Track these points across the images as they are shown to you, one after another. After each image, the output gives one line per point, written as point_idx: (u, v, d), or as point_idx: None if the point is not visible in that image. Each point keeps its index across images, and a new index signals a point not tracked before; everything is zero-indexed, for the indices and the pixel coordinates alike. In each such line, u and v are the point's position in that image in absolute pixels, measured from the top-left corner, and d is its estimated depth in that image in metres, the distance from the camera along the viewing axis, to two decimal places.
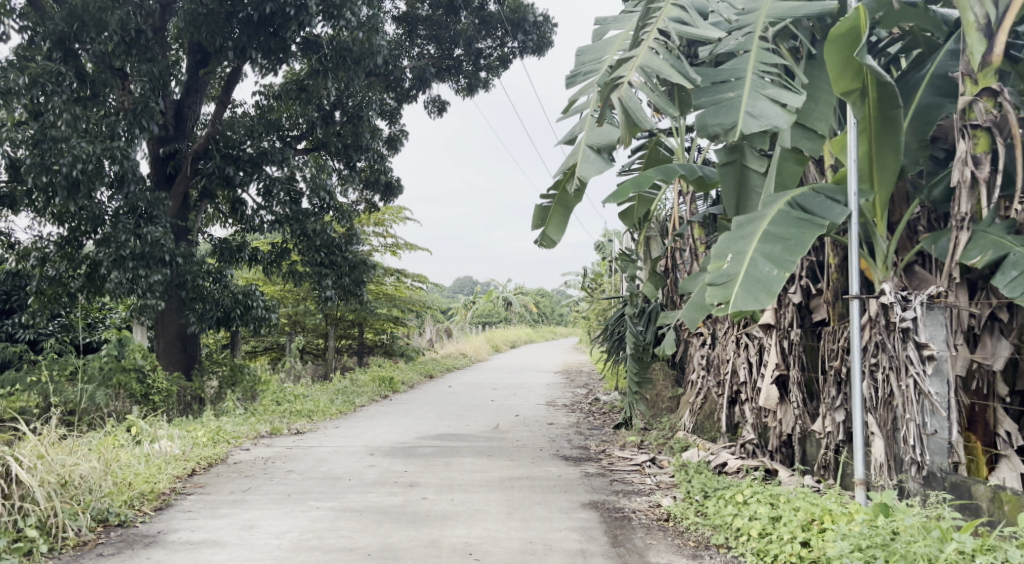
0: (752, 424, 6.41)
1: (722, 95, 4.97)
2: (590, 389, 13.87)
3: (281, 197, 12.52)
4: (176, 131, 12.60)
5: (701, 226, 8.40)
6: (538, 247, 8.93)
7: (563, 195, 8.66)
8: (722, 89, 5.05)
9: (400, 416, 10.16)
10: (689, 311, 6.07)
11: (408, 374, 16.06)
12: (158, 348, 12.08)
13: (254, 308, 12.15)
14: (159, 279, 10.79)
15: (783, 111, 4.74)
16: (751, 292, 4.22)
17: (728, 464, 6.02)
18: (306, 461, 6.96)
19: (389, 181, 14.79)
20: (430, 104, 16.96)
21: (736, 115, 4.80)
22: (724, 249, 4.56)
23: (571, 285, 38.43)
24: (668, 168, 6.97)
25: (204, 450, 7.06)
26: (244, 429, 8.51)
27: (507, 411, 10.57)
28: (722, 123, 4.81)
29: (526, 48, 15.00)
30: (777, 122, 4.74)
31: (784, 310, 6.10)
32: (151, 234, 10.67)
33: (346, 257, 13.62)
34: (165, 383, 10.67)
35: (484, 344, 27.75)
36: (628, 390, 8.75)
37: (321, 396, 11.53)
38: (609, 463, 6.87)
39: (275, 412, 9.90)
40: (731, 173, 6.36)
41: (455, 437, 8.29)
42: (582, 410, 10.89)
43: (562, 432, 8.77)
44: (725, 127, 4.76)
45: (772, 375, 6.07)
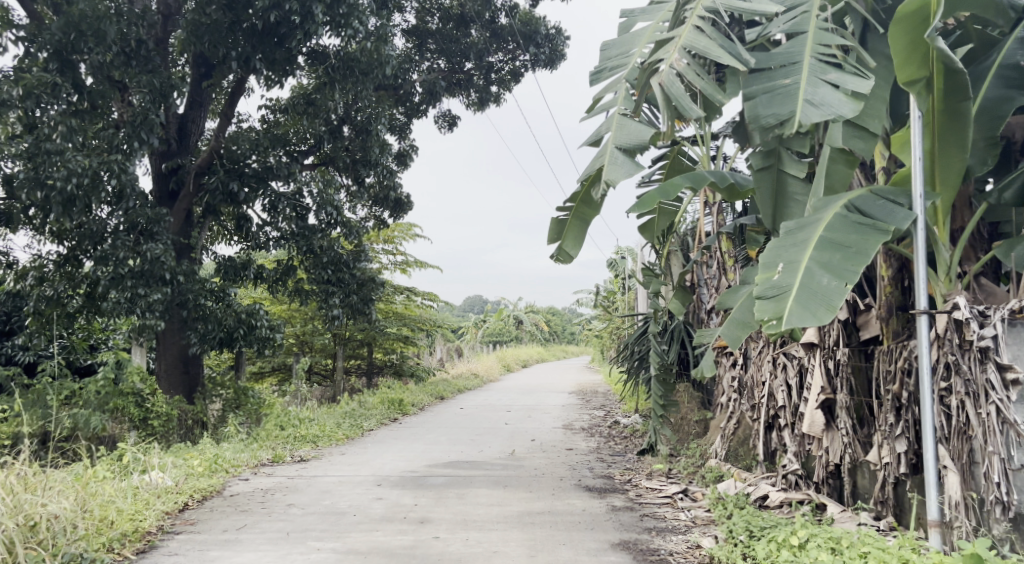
0: (795, 453, 5.86)
1: (776, 82, 4.63)
2: (607, 410, 13.31)
3: (287, 213, 12.08)
4: (179, 146, 12.21)
5: (729, 239, 7.91)
6: (554, 261, 8.51)
7: (581, 206, 8.27)
8: (776, 76, 4.71)
9: (410, 441, 9.64)
10: (728, 328, 5.55)
11: (418, 395, 15.55)
12: (160, 370, 11.62)
13: (257, 328, 11.62)
14: (159, 298, 10.29)
15: (845, 100, 4.38)
16: (809, 306, 3.70)
17: (771, 497, 5.50)
18: (308, 493, 6.45)
19: (399, 198, 14.38)
20: (440, 119, 16.56)
21: (793, 105, 4.46)
22: (773, 257, 4.04)
23: (583, 302, 37.95)
24: (697, 176, 6.51)
25: (199, 481, 6.56)
26: (244, 457, 8.02)
27: (523, 435, 10.05)
28: (777, 114, 4.47)
29: (538, 61, 14.59)
30: (839, 110, 4.38)
31: (829, 328, 5.59)
32: (151, 251, 10.24)
33: (354, 274, 13.14)
34: (165, 408, 10.22)
35: (495, 364, 27.26)
36: (653, 413, 8.22)
37: (328, 420, 11.03)
38: (636, 495, 6.33)
39: (279, 437, 9.41)
40: (768, 179, 5.91)
41: (469, 465, 7.77)
42: (601, 434, 10.34)
43: (583, 459, 8.23)
44: (781, 117, 4.43)
45: (817, 400, 5.55)
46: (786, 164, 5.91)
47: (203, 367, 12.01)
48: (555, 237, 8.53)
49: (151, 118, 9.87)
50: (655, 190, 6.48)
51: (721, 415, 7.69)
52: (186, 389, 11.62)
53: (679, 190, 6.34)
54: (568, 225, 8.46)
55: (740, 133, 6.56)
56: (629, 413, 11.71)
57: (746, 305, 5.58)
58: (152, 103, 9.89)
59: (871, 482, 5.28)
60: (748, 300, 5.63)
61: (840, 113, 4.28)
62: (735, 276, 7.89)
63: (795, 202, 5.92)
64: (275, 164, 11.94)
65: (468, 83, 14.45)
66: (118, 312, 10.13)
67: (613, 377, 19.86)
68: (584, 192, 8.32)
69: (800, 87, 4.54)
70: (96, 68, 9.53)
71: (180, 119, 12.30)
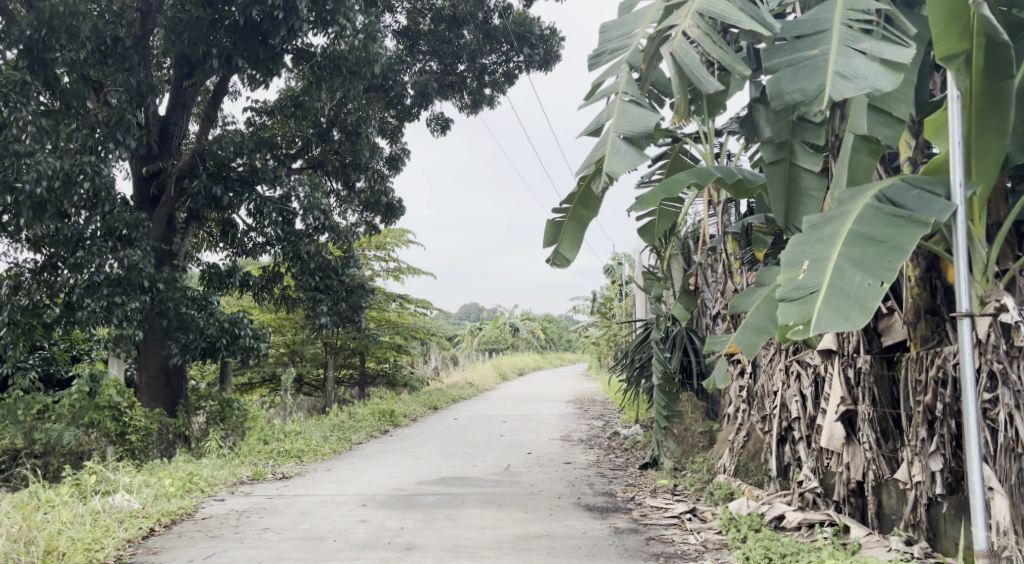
0: (813, 469, 5.42)
1: (802, 53, 4.24)
2: (606, 420, 12.85)
3: (273, 217, 11.62)
4: (161, 149, 11.77)
5: (736, 240, 7.49)
6: (551, 265, 8.17)
7: (578, 208, 7.95)
8: (801, 47, 4.32)
9: (401, 455, 9.18)
10: (742, 334, 5.12)
11: (411, 405, 15.06)
12: (141, 382, 11.16)
13: (241, 338, 11.18)
14: (136, 306, 9.82)
15: (883, 72, 4.00)
16: (839, 308, 3.30)
17: (787, 518, 5.07)
18: (287, 516, 5.99)
19: (391, 202, 13.94)
20: (433, 122, 16.13)
21: (822, 78, 4.08)
22: (797, 255, 3.67)
23: (580, 309, 37.57)
24: (701, 171, 6.10)
25: (170, 503, 6.10)
26: (223, 475, 7.57)
27: (519, 448, 9.60)
28: (804, 89, 4.09)
29: (533, 62, 14.14)
30: (873, 84, 4.00)
31: (848, 335, 5.16)
32: (129, 257, 9.78)
33: (344, 281, 12.66)
34: (144, 421, 9.73)
35: (490, 372, 26.79)
36: (656, 425, 7.80)
37: (315, 433, 10.55)
38: (641, 515, 5.88)
39: (262, 453, 8.94)
40: (780, 173, 5.56)
41: (462, 482, 7.32)
42: (601, 446, 9.89)
43: (583, 473, 7.79)
44: (808, 93, 4.06)
45: (837, 411, 5.12)
46: (799, 156, 5.52)
47: (187, 379, 11.55)
48: (551, 240, 8.22)
49: (127, 118, 9.41)
50: (658, 187, 6.05)
51: (728, 427, 7.26)
52: (168, 402, 11.13)
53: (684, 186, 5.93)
54: (565, 227, 8.13)
55: (746, 127, 6.19)
56: (630, 423, 11.26)
57: (762, 310, 5.15)
58: (129, 102, 9.45)
59: (897, 502, 4.83)
60: (763, 304, 5.20)
61: (878, 86, 3.92)
62: (742, 279, 7.48)
63: (810, 197, 5.50)
64: (260, 167, 11.49)
65: (461, 85, 13.98)
66: (94, 321, 9.66)
67: (612, 385, 19.38)
68: (581, 193, 7.99)
69: (829, 58, 4.16)
70: (69, 66, 9.06)
71: (162, 122, 11.86)
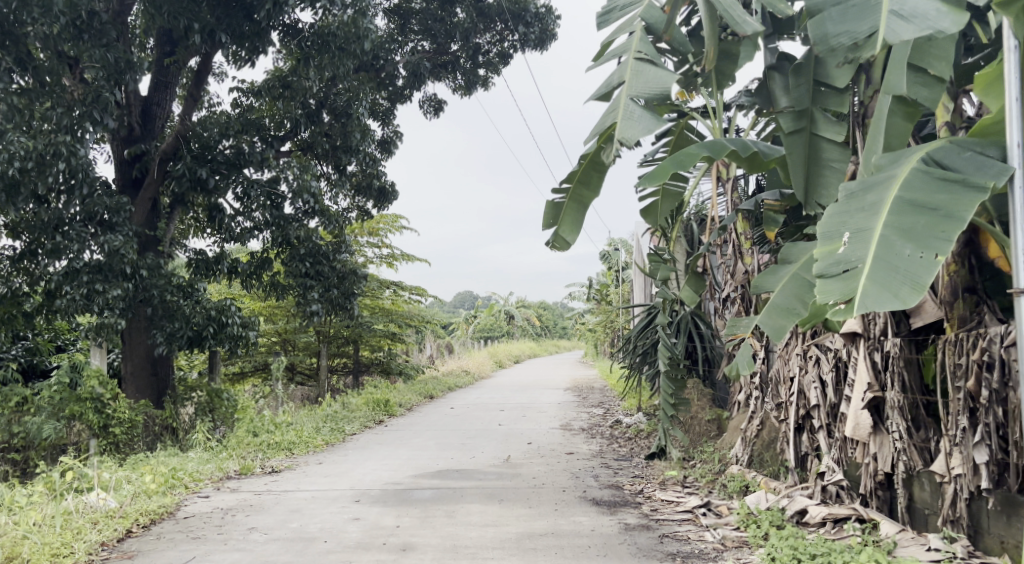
0: (837, 460, 5.08)
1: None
2: (607, 408, 12.51)
3: (261, 200, 11.18)
4: (143, 131, 11.33)
5: (746, 218, 7.14)
6: (550, 249, 7.99)
7: (578, 189, 7.77)
8: None
9: (396, 446, 8.83)
10: (764, 315, 4.83)
11: (406, 394, 14.70)
12: (126, 372, 10.77)
13: (228, 326, 10.75)
14: (118, 294, 9.45)
15: (943, 13, 3.80)
16: (885, 287, 3.22)
17: (810, 512, 4.74)
18: (274, 514, 5.63)
19: (383, 186, 13.53)
20: (426, 103, 15.70)
21: (874, 20, 3.94)
22: (836, 226, 3.61)
23: (576, 296, 37.23)
24: (715, 144, 5.77)
25: (151, 501, 5.74)
26: (209, 469, 7.21)
27: (518, 438, 9.26)
28: (853, 32, 3.96)
29: (528, 41, 13.68)
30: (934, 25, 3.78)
31: (874, 316, 4.82)
32: (109, 242, 9.36)
33: (335, 267, 12.26)
34: (128, 413, 9.39)
35: (486, 360, 26.45)
36: (662, 413, 7.45)
37: (306, 424, 10.17)
38: (652, 510, 5.54)
39: (251, 446, 8.58)
40: (801, 143, 5.18)
41: (461, 475, 6.97)
42: (603, 435, 9.54)
43: (586, 465, 7.45)
44: (860, 35, 3.93)
45: (863, 398, 4.77)
46: (820, 126, 5.17)
47: (174, 370, 11.16)
48: (550, 222, 8.01)
49: (105, 95, 8.99)
50: (669, 162, 5.74)
51: (739, 415, 6.93)
52: (155, 392, 10.75)
53: (696, 160, 5.62)
54: (565, 209, 7.94)
55: (760, 96, 5.87)
56: (632, 411, 10.91)
57: (789, 288, 4.83)
58: (107, 81, 9.04)
59: (930, 496, 4.48)
60: (789, 282, 4.87)
61: (941, 26, 3.68)
62: (753, 260, 7.09)
63: (831, 168, 5.15)
64: (248, 148, 11.09)
65: (454, 65, 13.62)
66: (74, 310, 9.27)
67: (610, 373, 19.02)
68: (582, 173, 7.76)
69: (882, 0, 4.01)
70: (42, 41, 8.62)
71: (144, 103, 11.42)
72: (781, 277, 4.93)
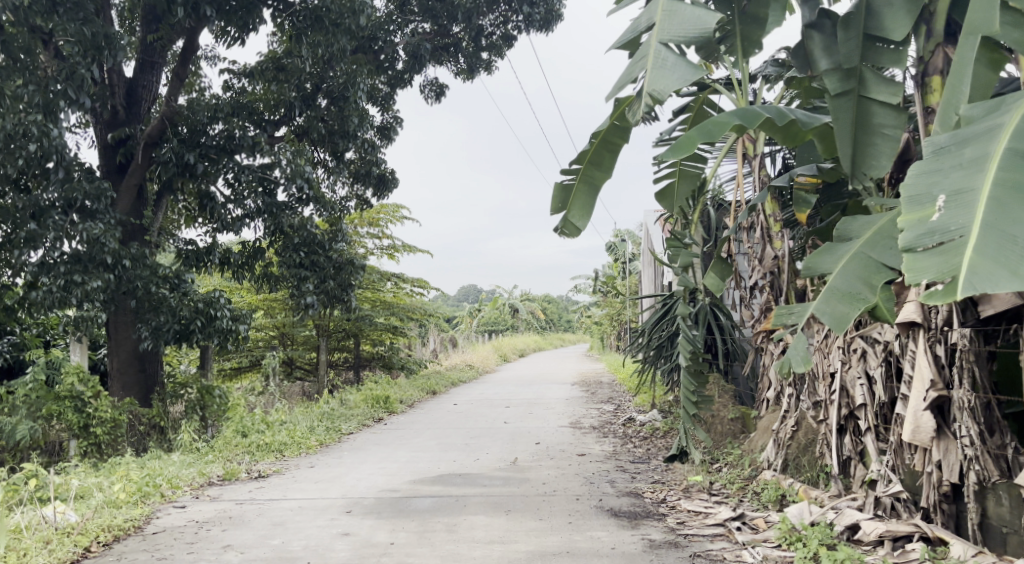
0: (893, 468, 4.47)
1: None
2: (618, 404, 11.90)
3: (253, 186, 10.56)
4: (128, 115, 10.75)
5: (776, 200, 6.47)
6: (560, 235, 7.78)
7: (587, 172, 7.65)
8: None
9: (395, 448, 8.24)
10: (820, 302, 4.23)
11: (407, 390, 14.08)
12: (111, 368, 10.20)
13: (217, 320, 10.08)
14: (98, 286, 8.84)
15: None
16: (1001, 260, 3.01)
17: (863, 529, 4.16)
18: (255, 528, 5.04)
19: (382, 173, 12.90)
20: (427, 88, 15.06)
21: None
22: (929, 188, 3.41)
23: (582, 288, 36.55)
24: (747, 112, 5.18)
25: (118, 513, 5.17)
26: (190, 474, 6.63)
27: (526, 437, 8.67)
28: None
29: (532, 22, 12.97)
30: None
31: (937, 305, 4.22)
32: (89, 230, 8.75)
33: (331, 257, 11.64)
34: (110, 412, 8.80)
35: (491, 354, 25.82)
36: (684, 412, 6.81)
37: (300, 423, 9.56)
38: (678, 523, 4.93)
39: (238, 448, 8.01)
40: (848, 106, 4.58)
41: (463, 480, 6.40)
42: (616, 434, 8.93)
43: (600, 468, 6.86)
44: None
45: (926, 398, 4.16)
46: (869, 86, 4.56)
47: (163, 366, 10.56)
48: (558, 207, 7.86)
49: (80, 71, 8.33)
50: (695, 131, 5.15)
51: (769, 414, 6.34)
52: (142, 390, 10.16)
53: (725, 129, 5.03)
54: (574, 192, 7.78)
55: (797, 56, 5.27)
56: (645, 407, 10.29)
57: (849, 270, 4.22)
58: (83, 57, 8.35)
59: (1010, 511, 3.89)
60: (849, 263, 4.27)
61: None
62: (783, 244, 6.41)
63: (883, 135, 4.54)
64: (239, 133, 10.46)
65: (456, 48, 12.97)
66: (50, 302, 8.69)
67: (619, 368, 18.35)
68: (592, 154, 7.61)
69: None
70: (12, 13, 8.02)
71: (129, 84, 10.84)
72: (840, 257, 4.33)
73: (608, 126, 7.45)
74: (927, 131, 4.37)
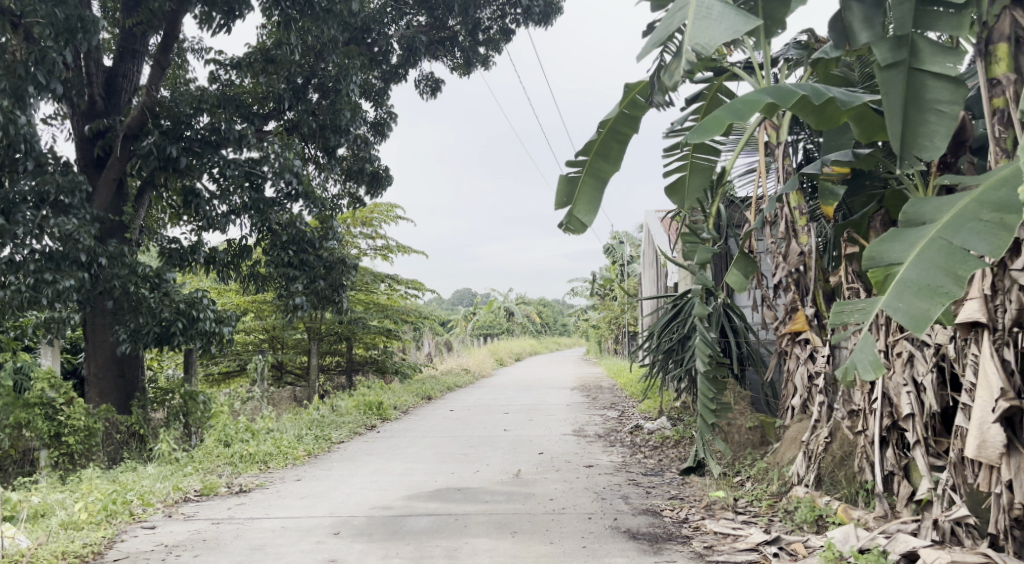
0: (953, 487, 3.98)
1: None
2: (621, 411, 11.38)
3: (239, 181, 9.99)
4: (107, 105, 10.21)
5: (800, 192, 5.95)
6: (565, 231, 7.66)
7: (595, 163, 7.44)
8: None
9: (389, 458, 7.70)
10: (891, 295, 3.83)
11: (400, 395, 13.52)
12: (89, 373, 9.64)
13: (200, 322, 9.44)
14: (72, 285, 8.28)
15: None
16: None
17: (925, 557, 3.68)
18: (231, 553, 4.50)
19: (376, 170, 12.36)
20: (422, 83, 14.55)
21: None
22: None
23: (579, 291, 36.06)
24: (780, 89, 4.67)
25: (77, 536, 4.62)
26: (163, 489, 6.08)
27: (528, 447, 8.16)
28: None
29: (531, 15, 12.41)
30: None
31: (1004, 303, 3.81)
32: (61, 226, 8.21)
33: (321, 256, 11.09)
34: (84, 420, 8.23)
35: (487, 358, 25.30)
36: (700, 420, 6.32)
37: (288, 431, 9.02)
38: (706, 548, 4.42)
39: (220, 459, 7.46)
40: (899, 79, 4.10)
41: (463, 496, 5.88)
42: (623, 443, 8.40)
43: (611, 482, 6.35)
44: None
45: (995, 409, 3.72)
46: (923, 57, 4.09)
47: (144, 370, 10.00)
48: (563, 201, 7.66)
49: (51, 56, 7.78)
50: (723, 110, 4.64)
51: (797, 424, 5.82)
52: (121, 396, 9.59)
53: (756, 108, 4.52)
54: (580, 185, 7.57)
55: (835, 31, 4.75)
56: (652, 414, 9.77)
57: (923, 262, 3.80)
58: (54, 41, 7.80)
59: None
60: (922, 254, 3.84)
61: None
62: (810, 239, 5.89)
63: (938, 112, 4.04)
64: (225, 126, 9.91)
65: (452, 42, 12.46)
66: (19, 303, 8.12)
67: (620, 372, 17.81)
68: (599, 145, 7.42)
69: None
70: None
71: (108, 74, 10.31)
72: (916, 241, 3.92)
73: (617, 115, 7.28)
74: (991, 106, 3.97)
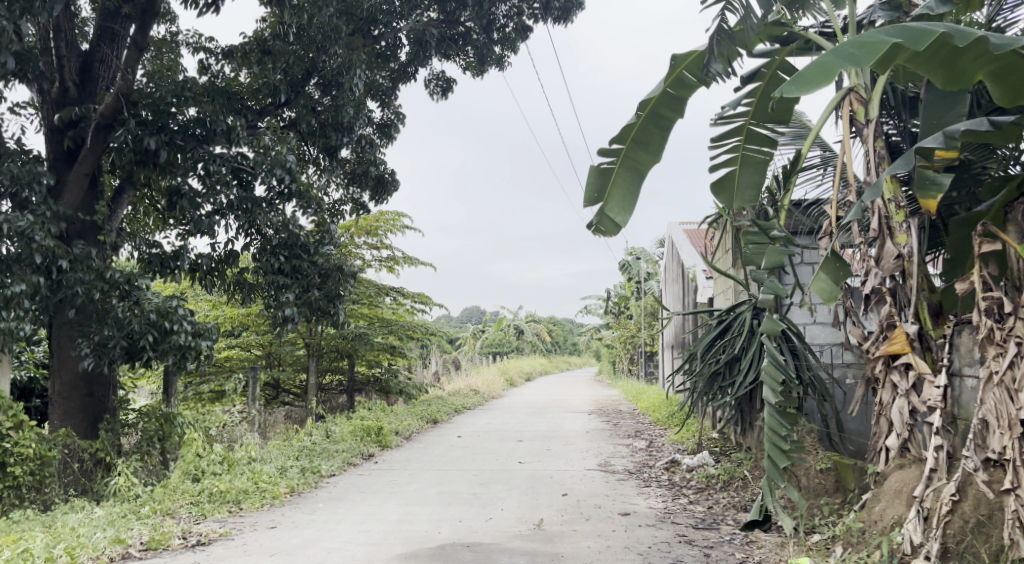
0: None
1: None
2: (650, 441, 10.14)
3: (226, 178, 8.77)
4: (80, 93, 9.11)
5: (893, 180, 4.79)
6: (594, 233, 6.38)
7: (632, 152, 6.26)
8: None
9: (386, 498, 6.49)
10: None
11: (403, 419, 12.28)
12: (51, 394, 8.45)
13: (174, 335, 8.14)
14: (22, 292, 7.12)
15: None
16: None
17: None
18: None
19: (381, 174, 11.20)
20: (432, 83, 13.44)
21: None
22: None
23: (592, 309, 34.85)
24: (908, 31, 3.90)
25: None
26: (101, 540, 4.90)
27: (552, 486, 6.93)
28: None
29: (550, 11, 11.09)
30: None
31: None
32: (11, 222, 7.02)
33: (316, 263, 9.95)
34: (35, 448, 7.06)
35: (498, 379, 24.02)
36: (768, 464, 5.09)
37: (271, 463, 7.82)
38: None
39: (184, 498, 6.30)
40: None
41: (474, 557, 4.67)
42: (660, 483, 7.17)
43: (660, 537, 5.14)
44: None
45: None
46: None
47: (115, 390, 8.79)
48: (593, 197, 6.44)
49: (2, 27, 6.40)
50: (833, 55, 4.00)
51: (896, 472, 4.65)
52: (87, 419, 8.38)
53: (870, 54, 3.83)
54: (613, 178, 6.39)
55: None
56: (688, 445, 8.55)
57: None
58: (8, 11, 6.41)
59: None
60: None
61: None
62: (910, 240, 4.71)
63: None
64: (212, 117, 8.61)
65: (465, 39, 11.24)
66: None
67: (641, 397, 16.49)
68: (637, 131, 6.25)
69: None
70: None
71: (83, 57, 9.24)
72: None
73: (661, 94, 6.14)
74: None
